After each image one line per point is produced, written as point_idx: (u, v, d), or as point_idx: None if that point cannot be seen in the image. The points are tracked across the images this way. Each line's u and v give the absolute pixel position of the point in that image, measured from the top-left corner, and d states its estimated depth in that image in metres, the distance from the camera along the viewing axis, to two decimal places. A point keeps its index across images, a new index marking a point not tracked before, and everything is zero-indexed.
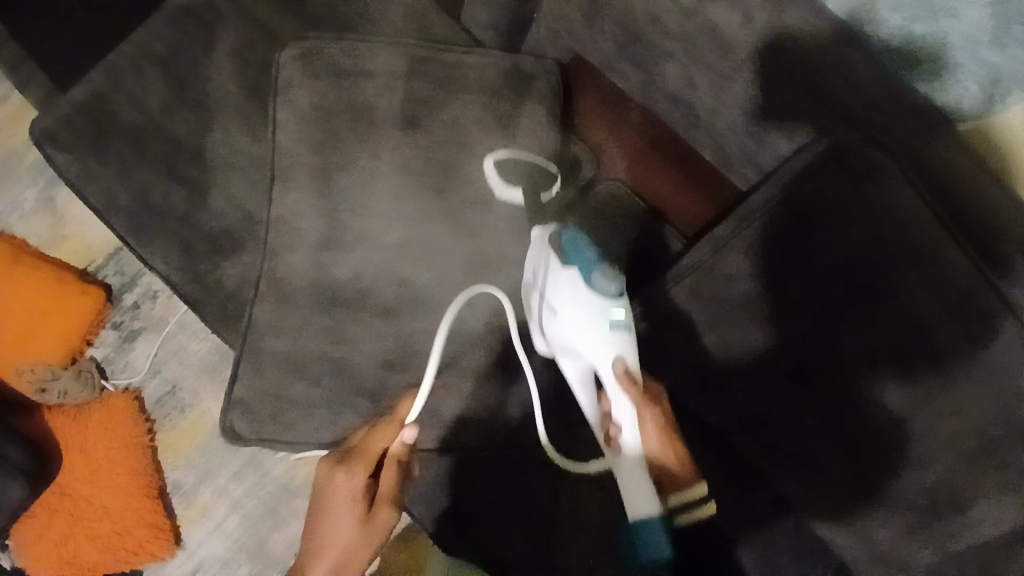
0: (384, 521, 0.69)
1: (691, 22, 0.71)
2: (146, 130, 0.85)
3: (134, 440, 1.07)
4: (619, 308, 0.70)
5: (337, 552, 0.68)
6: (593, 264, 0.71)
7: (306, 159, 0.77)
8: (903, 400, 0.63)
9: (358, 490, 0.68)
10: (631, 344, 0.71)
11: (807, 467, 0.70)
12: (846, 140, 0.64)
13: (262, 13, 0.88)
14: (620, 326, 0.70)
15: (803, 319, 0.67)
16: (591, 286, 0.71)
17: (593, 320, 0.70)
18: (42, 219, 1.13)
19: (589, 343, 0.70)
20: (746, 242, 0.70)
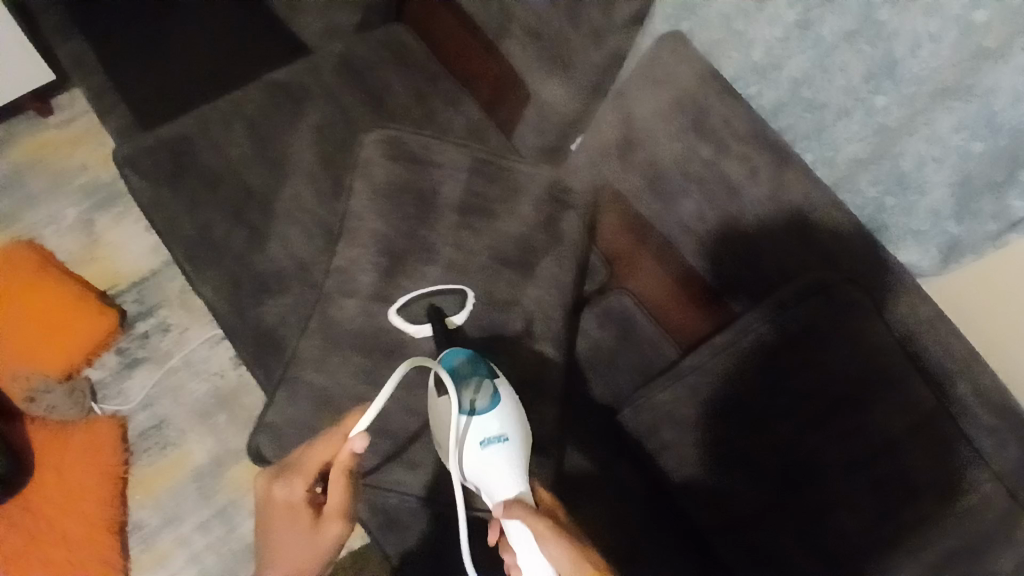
0: (333, 532, 0.72)
1: (707, 170, 0.85)
2: (222, 175, 0.94)
3: (108, 469, 1.06)
4: (495, 422, 0.67)
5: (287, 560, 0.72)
6: (462, 385, 0.68)
7: (372, 224, 0.86)
8: (871, 508, 0.73)
9: (298, 500, 0.71)
10: (516, 458, 0.67)
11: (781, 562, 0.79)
12: (832, 280, 0.76)
13: (346, 99, 1.01)
14: (498, 438, 0.67)
15: (789, 426, 0.77)
16: (467, 411, 0.67)
17: (466, 442, 0.66)
18: (75, 237, 1.18)
19: (471, 470, 0.67)
20: (738, 352, 0.80)
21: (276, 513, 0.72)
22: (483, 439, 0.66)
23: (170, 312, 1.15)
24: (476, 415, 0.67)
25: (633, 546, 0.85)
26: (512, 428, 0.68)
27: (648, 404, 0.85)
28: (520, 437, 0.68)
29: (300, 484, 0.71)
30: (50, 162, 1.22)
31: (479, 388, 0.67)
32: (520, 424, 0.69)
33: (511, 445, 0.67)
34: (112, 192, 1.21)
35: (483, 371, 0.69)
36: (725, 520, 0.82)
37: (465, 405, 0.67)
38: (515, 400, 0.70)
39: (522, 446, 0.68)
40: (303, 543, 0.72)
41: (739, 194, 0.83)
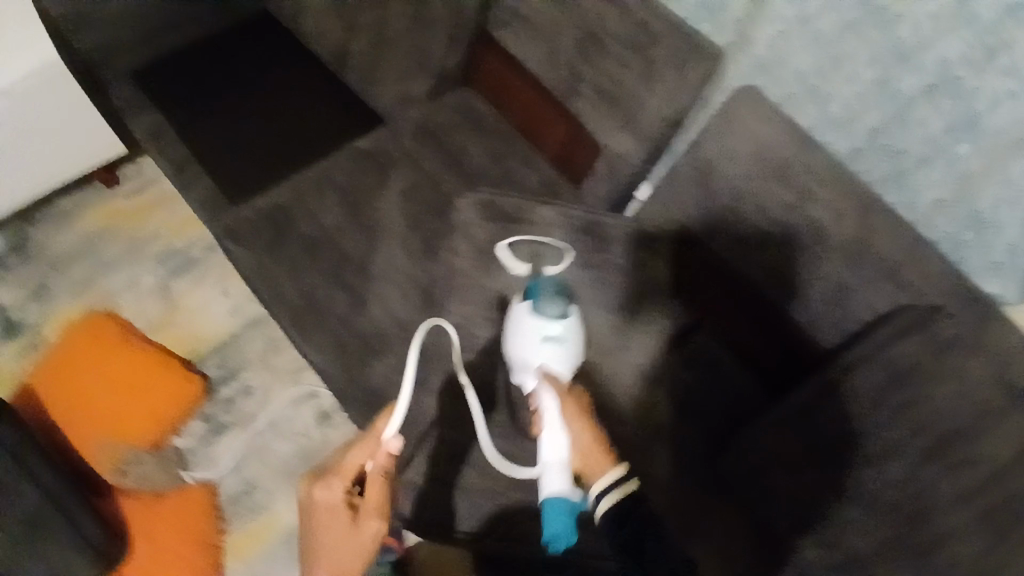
0: (371, 529, 0.77)
1: (792, 214, 0.88)
2: (319, 241, 0.97)
3: (202, 536, 1.05)
4: (556, 325, 0.85)
5: (331, 562, 0.78)
6: (541, 296, 0.87)
7: (480, 280, 0.94)
8: (982, 538, 0.72)
9: (338, 502, 0.78)
10: (562, 359, 0.84)
11: None
12: (920, 315, 0.81)
13: (427, 164, 1.07)
14: (556, 338, 0.84)
15: (898, 463, 0.79)
16: (536, 310, 0.86)
17: (531, 332, 0.84)
18: (155, 303, 1.20)
19: (527, 354, 0.84)
20: (851, 391, 0.83)
21: (319, 515, 0.79)
22: (541, 333, 0.84)
23: (251, 374, 1.17)
24: (542, 314, 0.85)
25: None
26: (569, 338, 0.86)
27: (756, 445, 0.88)
28: (573, 351, 0.86)
29: (340, 487, 0.78)
30: (123, 229, 1.25)
31: (553, 298, 0.86)
32: (575, 340, 0.87)
33: (563, 351, 0.85)
34: (188, 259, 1.24)
35: (562, 294, 0.88)
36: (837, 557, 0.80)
37: (538, 306, 0.86)
38: (579, 327, 0.88)
39: (571, 355, 0.86)
40: (346, 542, 0.78)
41: (827, 237, 0.86)
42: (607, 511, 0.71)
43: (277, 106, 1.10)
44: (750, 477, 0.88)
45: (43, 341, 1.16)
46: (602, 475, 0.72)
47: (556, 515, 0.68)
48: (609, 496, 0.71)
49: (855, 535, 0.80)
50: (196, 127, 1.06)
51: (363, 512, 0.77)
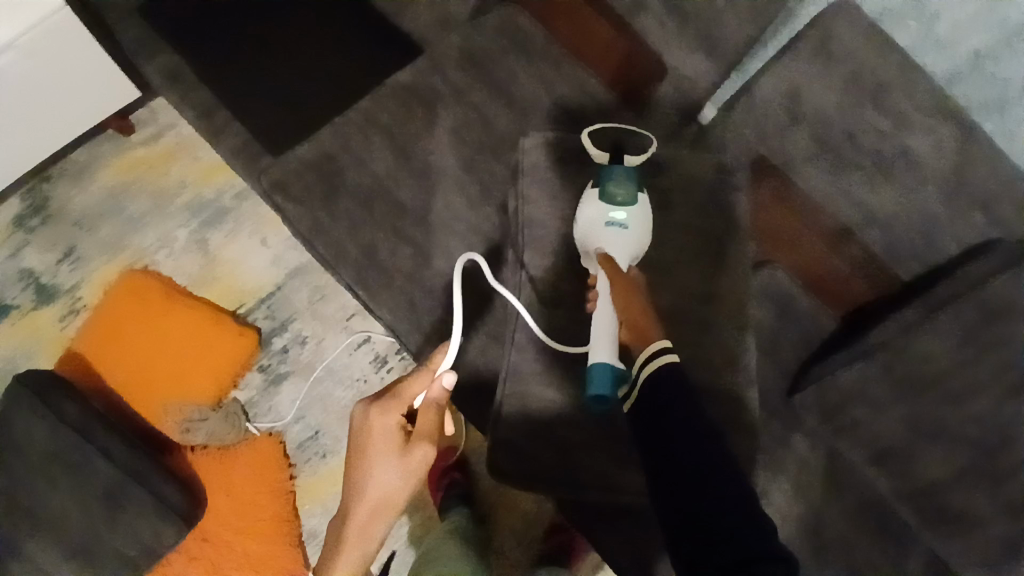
0: (420, 456, 0.78)
1: (887, 142, 0.85)
2: (374, 192, 0.92)
3: (276, 485, 1.07)
4: (620, 209, 0.81)
5: (379, 488, 0.79)
6: (612, 180, 0.82)
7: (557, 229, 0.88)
8: None
9: (393, 425, 0.79)
10: (625, 243, 0.81)
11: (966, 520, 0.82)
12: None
13: (477, 98, 0.97)
14: (620, 224, 0.81)
15: (985, 396, 0.79)
16: (603, 192, 0.82)
17: (594, 215, 0.83)
18: (192, 258, 1.15)
19: (590, 237, 0.82)
20: (938, 327, 0.80)
21: (371, 440, 0.79)
22: (606, 216, 0.82)
23: (303, 323, 1.14)
24: (607, 196, 0.82)
25: (821, 516, 0.88)
26: (635, 225, 0.82)
27: (833, 385, 0.86)
28: (638, 239, 0.82)
29: (395, 412, 0.79)
30: (147, 182, 1.17)
31: (621, 182, 0.82)
32: (644, 228, 0.83)
33: (628, 237, 0.81)
34: (220, 208, 1.17)
35: (634, 180, 0.83)
36: (902, 483, 0.85)
37: (606, 191, 0.82)
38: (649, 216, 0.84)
39: (637, 243, 0.82)
40: (396, 469, 0.78)
41: (921, 165, 0.84)
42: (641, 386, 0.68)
43: (307, 46, 1.02)
44: (825, 413, 0.87)
45: (82, 303, 1.12)
46: (641, 350, 0.70)
47: (598, 381, 0.74)
48: (645, 371, 0.68)
49: (936, 460, 0.82)
50: (226, 78, 1.01)
51: (414, 437, 0.79)
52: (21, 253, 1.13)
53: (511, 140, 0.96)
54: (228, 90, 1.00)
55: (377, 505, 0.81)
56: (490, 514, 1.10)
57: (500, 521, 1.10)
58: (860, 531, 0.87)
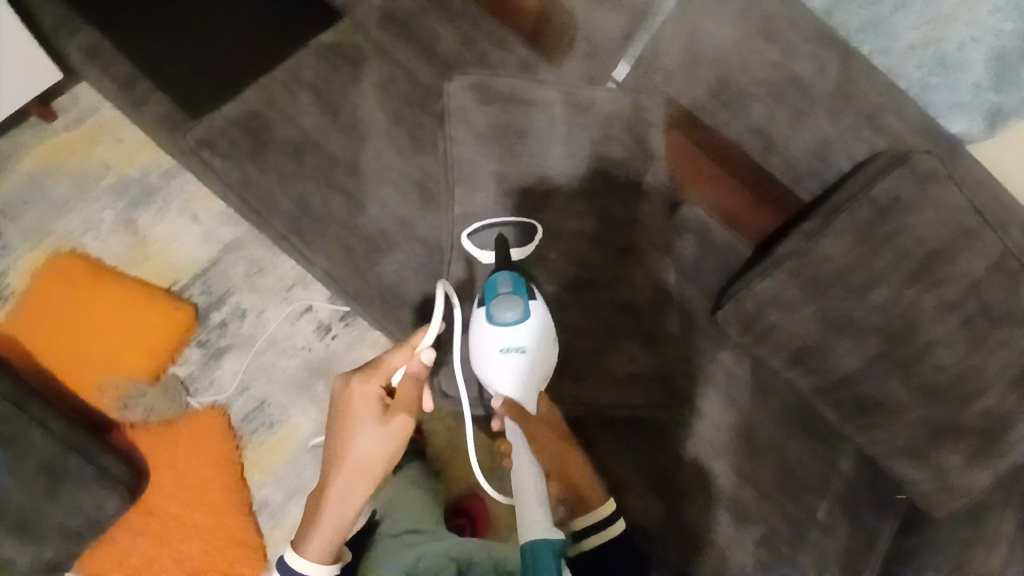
0: (399, 424, 0.79)
1: (777, 71, 0.92)
2: (302, 145, 0.94)
3: (224, 456, 1.05)
4: (516, 334, 0.75)
5: (356, 456, 0.79)
6: (500, 296, 0.76)
7: (488, 165, 0.90)
8: (965, 346, 0.85)
9: (372, 394, 0.81)
10: (526, 374, 0.76)
11: (879, 412, 0.90)
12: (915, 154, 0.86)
13: (400, 55, 1.01)
14: (517, 348, 0.75)
15: (884, 288, 0.85)
16: (495, 318, 0.75)
17: (488, 344, 0.75)
18: (122, 239, 1.14)
19: (490, 372, 0.76)
20: (838, 228, 0.87)
21: (351, 408, 0.81)
22: (502, 344, 0.75)
23: (241, 297, 1.14)
24: (501, 322, 0.75)
25: (754, 422, 0.93)
26: (532, 343, 0.76)
27: (750, 296, 0.90)
28: (538, 358, 0.77)
29: (376, 381, 0.81)
30: (70, 165, 1.16)
31: (511, 301, 0.75)
32: (543, 346, 0.77)
33: (528, 359, 0.76)
34: (147, 187, 1.16)
35: (523, 292, 0.77)
36: (821, 381, 0.91)
37: (494, 313, 0.75)
38: (546, 326, 0.78)
39: (537, 365, 0.77)
40: (375, 437, 0.79)
41: (809, 88, 0.92)
42: (585, 549, 0.77)
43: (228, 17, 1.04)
44: (747, 325, 0.91)
45: (9, 291, 1.10)
46: (585, 516, 0.77)
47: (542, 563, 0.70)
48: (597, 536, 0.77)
49: (851, 356, 0.88)
50: (146, 49, 1.01)
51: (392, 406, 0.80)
52: None
53: (435, 91, 1.01)
54: (145, 61, 1.00)
55: (354, 474, 0.80)
56: (445, 469, 1.13)
57: (451, 477, 1.13)
58: (794, 434, 0.95)
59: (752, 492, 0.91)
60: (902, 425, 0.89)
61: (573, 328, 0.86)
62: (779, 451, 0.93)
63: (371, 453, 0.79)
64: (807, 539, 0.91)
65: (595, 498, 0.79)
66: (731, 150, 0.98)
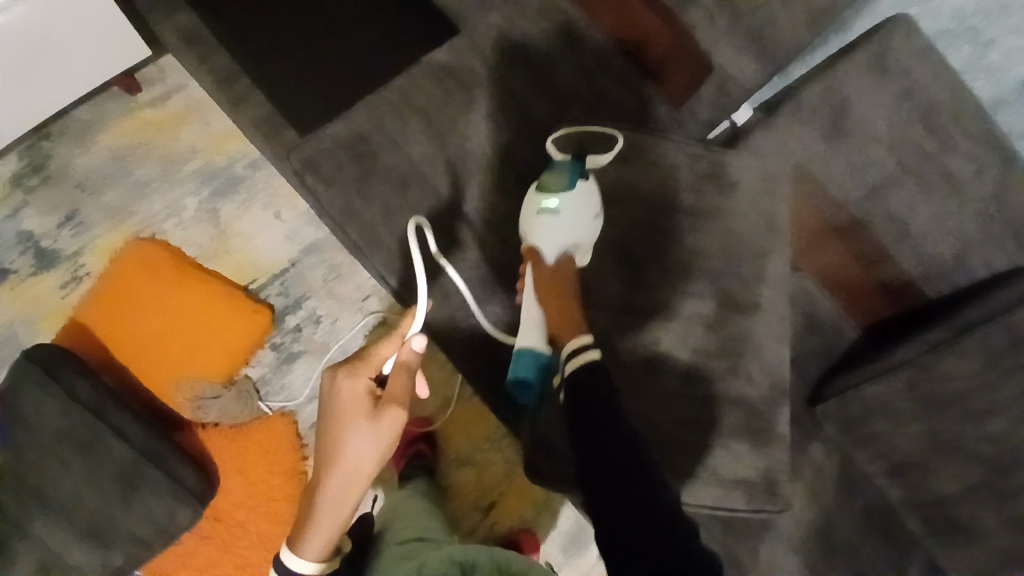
0: (391, 418, 0.72)
1: (927, 162, 0.88)
2: (407, 176, 0.89)
3: (290, 466, 1.05)
4: (554, 197, 0.79)
5: (346, 459, 0.73)
6: (552, 168, 0.81)
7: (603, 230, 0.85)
8: None
9: (360, 391, 0.74)
10: (550, 232, 0.79)
11: (970, 535, 0.86)
12: None
13: (516, 84, 0.93)
14: (551, 209, 0.79)
15: (1007, 419, 0.81)
16: (541, 182, 0.81)
17: (530, 205, 0.81)
18: (203, 229, 1.11)
19: (526, 230, 0.81)
20: (969, 346, 0.81)
21: (339, 407, 0.74)
22: (538, 203, 0.80)
23: (318, 302, 1.12)
24: (545, 184, 0.81)
25: (834, 524, 0.90)
26: (569, 211, 0.79)
27: (857, 398, 0.86)
28: (570, 225, 0.79)
29: (363, 376, 0.74)
30: (155, 147, 1.12)
31: (558, 170, 0.80)
32: (581, 215, 0.79)
33: (560, 222, 0.79)
34: (232, 177, 1.12)
35: (575, 169, 0.81)
36: (911, 494, 0.88)
37: (541, 180, 0.81)
38: (589, 203, 0.80)
39: (572, 230, 0.80)
40: (366, 436, 0.72)
41: (961, 187, 0.87)
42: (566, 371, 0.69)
43: (333, 23, 0.99)
44: (846, 426, 0.88)
45: (85, 271, 1.08)
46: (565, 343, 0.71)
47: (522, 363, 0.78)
48: (569, 364, 0.69)
49: (949, 477, 0.85)
50: (247, 37, 0.95)
51: (383, 398, 0.73)
52: (21, 216, 1.08)
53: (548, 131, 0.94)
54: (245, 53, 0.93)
55: (343, 477, 0.73)
56: (501, 500, 1.13)
57: (504, 510, 1.13)
58: (873, 544, 0.90)
59: None
60: (991, 552, 0.86)
61: (683, 425, 0.81)
62: (859, 559, 0.89)
63: (362, 456, 0.72)
64: None
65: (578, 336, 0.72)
66: (860, 236, 0.90)
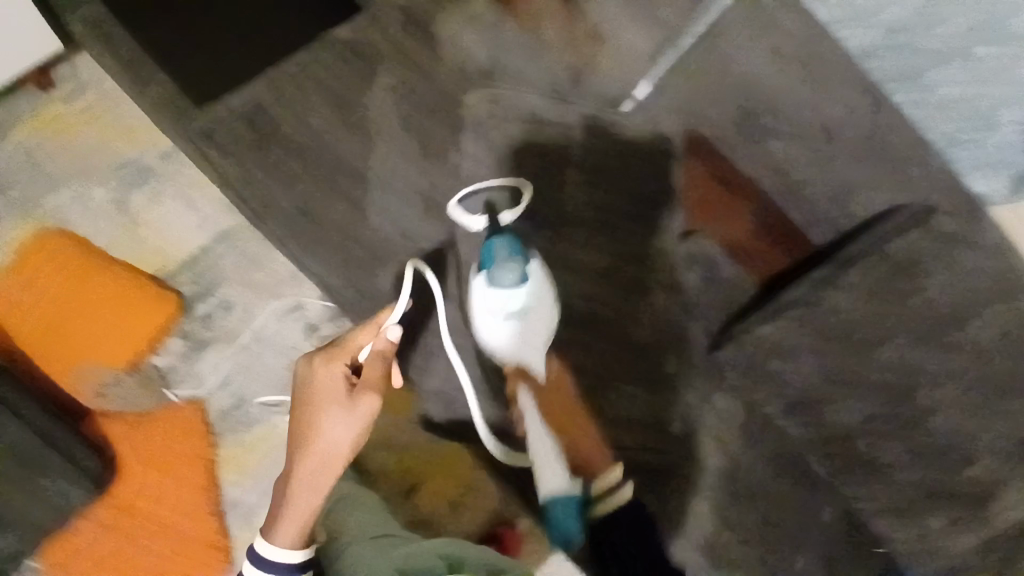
0: (369, 401, 0.76)
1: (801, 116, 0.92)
2: (308, 143, 0.90)
3: (197, 453, 1.05)
4: (517, 298, 0.83)
5: (324, 439, 0.76)
6: (497, 260, 0.82)
7: None
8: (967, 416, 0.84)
9: (337, 374, 0.78)
10: (528, 340, 0.85)
11: (878, 472, 0.86)
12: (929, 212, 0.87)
13: (418, 57, 0.95)
14: (519, 312, 0.83)
15: (892, 347, 0.85)
16: (492, 282, 0.82)
17: (494, 312, 0.84)
18: (113, 221, 1.10)
19: (498, 340, 0.85)
20: (852, 281, 0.86)
21: (317, 391, 0.78)
22: (504, 310, 0.83)
23: (230, 289, 1.10)
24: (500, 284, 0.82)
25: (749, 476, 0.87)
26: (532, 304, 0.84)
27: (755, 338, 0.87)
28: (540, 318, 0.85)
29: (341, 361, 0.78)
30: (68, 141, 1.12)
31: (510, 265, 0.82)
32: (544, 300, 0.85)
33: (529, 322, 0.85)
34: (144, 168, 1.12)
35: (518, 252, 0.82)
36: (817, 432, 0.87)
37: (492, 275, 0.82)
38: (542, 284, 0.85)
39: (541, 324, 0.85)
40: (345, 416, 0.76)
41: (834, 134, 0.91)
42: (597, 515, 0.82)
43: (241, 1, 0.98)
44: (748, 369, 0.87)
45: None
46: (596, 482, 0.82)
47: (563, 512, 0.80)
48: (602, 502, 0.81)
49: (849, 411, 0.86)
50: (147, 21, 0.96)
51: (361, 384, 0.77)
52: None
53: (452, 97, 0.94)
54: (148, 34, 0.95)
55: (319, 457, 0.76)
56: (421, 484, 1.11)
57: (427, 492, 1.11)
58: (794, 496, 0.86)
59: (741, 544, 0.84)
60: (899, 485, 0.86)
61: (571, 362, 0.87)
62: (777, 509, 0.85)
63: (338, 434, 0.76)
64: None
65: (603, 463, 0.83)
66: (743, 187, 0.92)
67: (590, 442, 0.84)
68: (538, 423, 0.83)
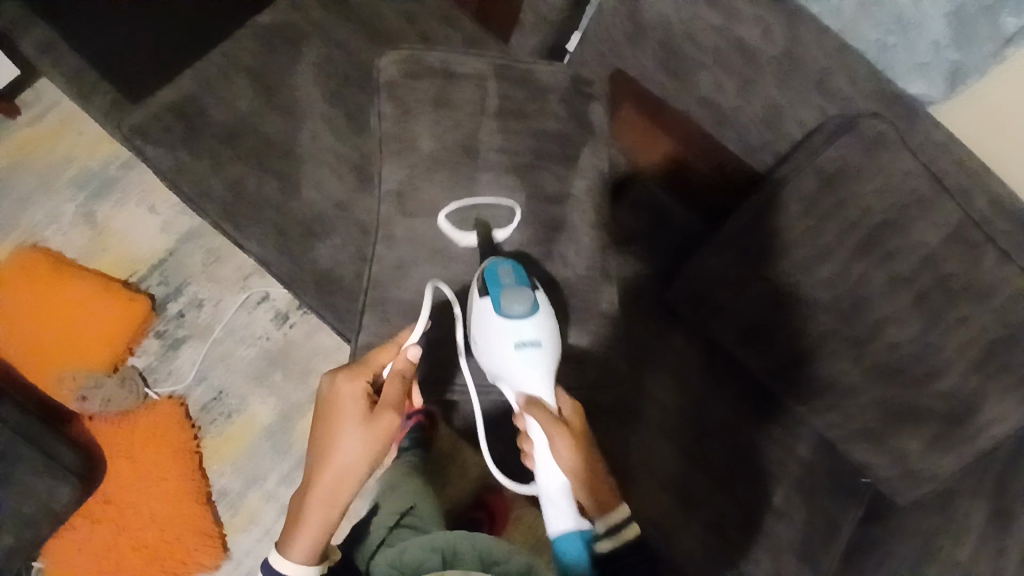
0: (387, 422, 0.70)
1: (722, 38, 0.87)
2: (236, 127, 0.92)
3: (181, 446, 1.07)
4: (530, 326, 0.70)
5: (339, 459, 0.70)
6: (504, 288, 0.71)
7: (422, 145, 0.87)
8: (922, 326, 0.80)
9: (359, 392, 0.71)
10: (542, 368, 0.71)
11: (838, 396, 0.87)
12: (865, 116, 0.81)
13: (342, 33, 0.97)
14: (532, 342, 0.70)
15: (833, 264, 0.82)
16: (503, 311, 0.70)
17: (501, 339, 0.70)
18: (82, 233, 1.15)
19: (506, 370, 0.71)
20: (789, 196, 0.82)
21: (336, 407, 0.71)
22: (514, 338, 0.70)
23: (199, 286, 1.14)
24: (511, 314, 0.70)
25: (704, 407, 0.92)
26: (545, 335, 0.71)
27: (699, 273, 0.89)
28: (553, 350, 0.72)
29: (362, 379, 0.72)
30: (33, 160, 1.17)
31: (520, 293, 0.70)
32: (553, 333, 0.73)
33: (544, 353, 0.71)
34: (106, 178, 1.17)
35: (526, 282, 0.72)
36: (769, 358, 0.89)
37: (502, 302, 0.71)
38: (553, 317, 0.74)
39: (554, 358, 0.72)
40: (361, 436, 0.69)
41: (756, 53, 0.86)
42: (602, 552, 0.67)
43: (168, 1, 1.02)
44: (696, 303, 0.90)
45: None
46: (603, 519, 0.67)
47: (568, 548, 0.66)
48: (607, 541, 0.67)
49: (797, 335, 0.86)
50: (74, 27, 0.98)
51: (381, 404, 0.70)
52: None
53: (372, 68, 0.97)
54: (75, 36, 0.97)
55: (335, 478, 0.70)
56: None
57: None
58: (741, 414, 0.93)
59: (701, 475, 0.89)
60: (856, 407, 0.86)
61: None
62: (731, 432, 0.92)
63: (353, 456, 0.69)
64: (758, 525, 0.89)
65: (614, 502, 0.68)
66: (686, 125, 0.96)
67: (601, 476, 0.69)
68: (547, 452, 0.67)
